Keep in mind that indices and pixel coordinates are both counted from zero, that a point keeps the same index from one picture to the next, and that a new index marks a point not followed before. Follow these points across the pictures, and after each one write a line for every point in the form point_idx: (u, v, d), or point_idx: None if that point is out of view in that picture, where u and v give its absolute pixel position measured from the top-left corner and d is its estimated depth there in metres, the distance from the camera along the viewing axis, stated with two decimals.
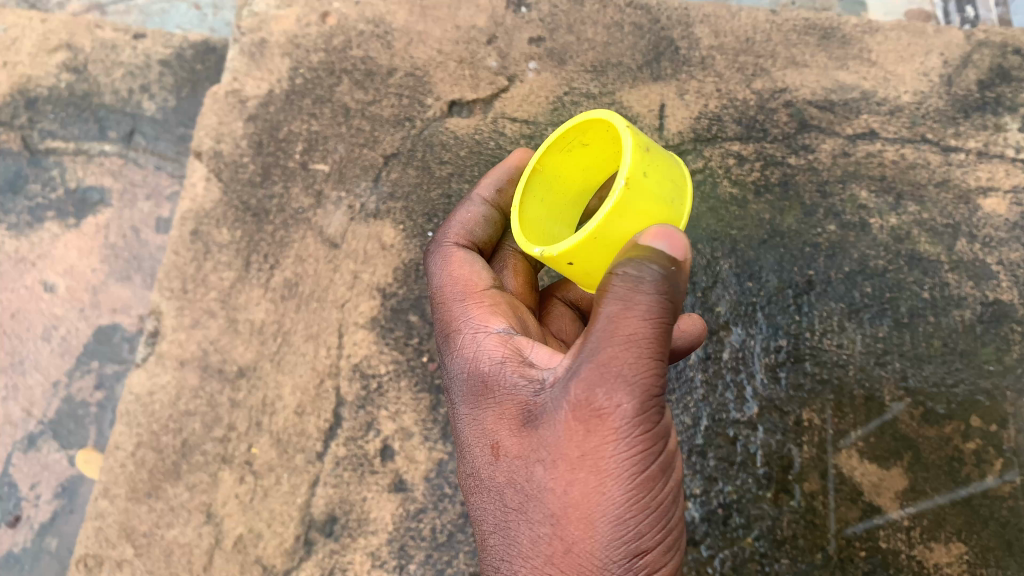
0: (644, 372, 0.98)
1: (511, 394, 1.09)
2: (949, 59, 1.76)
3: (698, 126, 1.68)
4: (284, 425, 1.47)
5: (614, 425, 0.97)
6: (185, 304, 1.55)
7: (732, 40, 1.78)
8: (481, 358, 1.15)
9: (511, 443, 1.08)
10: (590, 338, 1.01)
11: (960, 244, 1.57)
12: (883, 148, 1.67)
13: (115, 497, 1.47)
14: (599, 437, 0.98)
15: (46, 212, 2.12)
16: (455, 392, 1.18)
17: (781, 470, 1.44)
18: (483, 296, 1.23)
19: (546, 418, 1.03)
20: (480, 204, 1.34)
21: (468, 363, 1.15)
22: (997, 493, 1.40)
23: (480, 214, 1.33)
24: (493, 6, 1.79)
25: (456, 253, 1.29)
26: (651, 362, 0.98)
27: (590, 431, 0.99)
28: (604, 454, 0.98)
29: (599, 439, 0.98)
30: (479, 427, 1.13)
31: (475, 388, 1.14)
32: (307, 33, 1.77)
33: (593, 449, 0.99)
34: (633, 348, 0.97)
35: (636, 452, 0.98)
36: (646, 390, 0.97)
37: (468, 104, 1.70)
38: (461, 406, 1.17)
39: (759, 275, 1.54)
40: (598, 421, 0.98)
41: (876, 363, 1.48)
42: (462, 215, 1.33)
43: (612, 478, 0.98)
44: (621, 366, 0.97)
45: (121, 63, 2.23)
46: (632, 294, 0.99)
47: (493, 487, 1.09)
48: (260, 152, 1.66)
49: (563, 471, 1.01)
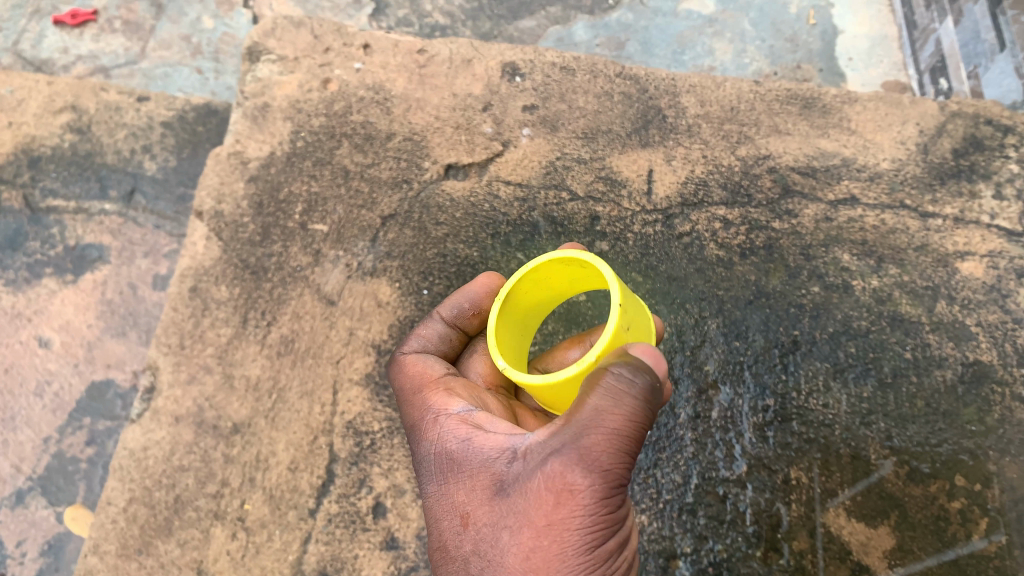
0: (617, 461, 1.03)
1: (482, 468, 1.14)
2: (925, 129, 1.84)
3: (685, 191, 1.74)
4: (277, 481, 1.47)
5: (578, 501, 1.02)
6: (181, 360, 1.57)
7: (717, 109, 1.86)
8: (453, 436, 1.20)
9: (479, 513, 1.12)
10: (573, 422, 1.05)
11: (940, 305, 1.62)
12: (863, 213, 1.73)
13: (105, 554, 1.47)
14: (568, 510, 1.02)
15: (44, 268, 2.14)
16: (423, 471, 1.23)
17: (770, 529, 1.45)
18: (440, 383, 1.31)
19: (516, 491, 1.08)
20: (439, 322, 1.40)
21: (440, 442, 1.21)
22: (983, 553, 1.42)
23: (436, 330, 1.40)
24: (489, 75, 1.88)
25: (413, 357, 1.37)
26: (621, 447, 1.03)
27: (556, 502, 1.03)
28: (571, 525, 1.02)
29: (562, 511, 1.02)
30: (449, 498, 1.16)
31: (444, 464, 1.19)
32: (308, 98, 1.83)
33: (553, 519, 1.03)
34: (614, 439, 1.03)
35: (591, 525, 1.03)
36: (609, 472, 1.02)
37: (464, 168, 1.76)
38: (429, 482, 1.21)
39: (745, 334, 1.58)
40: (566, 494, 1.02)
41: (862, 422, 1.51)
42: (422, 332, 1.41)
43: (573, 546, 1.03)
44: (598, 452, 1.02)
45: (124, 124, 2.31)
46: (619, 392, 1.05)
47: (461, 556, 1.12)
48: (260, 212, 1.70)
49: (538, 541, 1.04)
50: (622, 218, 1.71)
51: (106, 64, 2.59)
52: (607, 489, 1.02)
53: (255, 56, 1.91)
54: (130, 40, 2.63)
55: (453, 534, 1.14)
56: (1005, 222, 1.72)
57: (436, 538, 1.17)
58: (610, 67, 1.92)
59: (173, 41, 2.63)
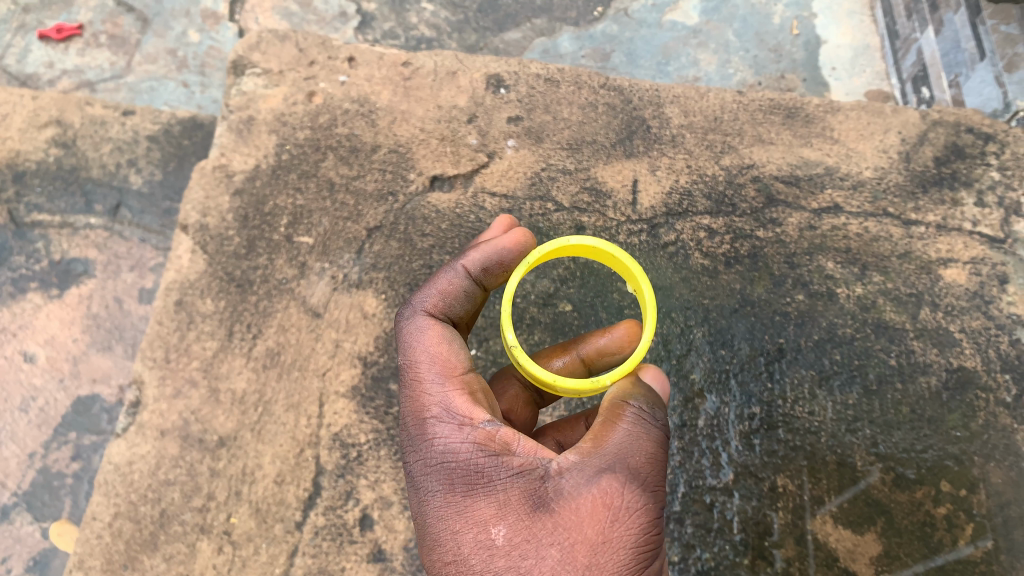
0: (657, 487, 1.11)
1: (515, 484, 1.11)
2: (907, 137, 1.86)
3: (670, 201, 1.75)
4: (264, 494, 1.47)
5: (635, 516, 1.06)
6: (167, 374, 1.57)
7: (701, 119, 1.88)
8: (468, 448, 1.14)
9: (516, 529, 1.07)
10: (614, 442, 1.11)
11: (923, 312, 1.63)
12: (847, 221, 1.74)
13: (90, 569, 1.45)
14: (622, 525, 1.05)
15: (29, 283, 2.14)
16: (428, 483, 1.15)
17: (757, 537, 1.46)
18: (462, 379, 1.21)
19: (564, 506, 1.07)
20: (464, 277, 1.29)
21: (454, 452, 1.14)
22: (969, 559, 1.43)
23: (462, 288, 1.29)
24: (473, 87, 1.89)
25: (435, 328, 1.25)
26: (658, 470, 1.12)
27: (610, 518, 1.05)
28: (624, 542, 1.05)
29: (616, 525, 1.05)
30: (469, 517, 1.10)
31: (462, 477, 1.13)
32: (293, 110, 1.84)
33: (606, 533, 1.05)
34: (654, 466, 1.11)
35: (641, 541, 1.06)
36: (655, 491, 1.10)
37: (450, 179, 1.76)
38: (439, 495, 1.13)
39: (731, 343, 1.58)
40: (622, 510, 1.06)
41: (848, 429, 1.51)
42: (443, 284, 1.29)
43: (625, 563, 1.04)
44: (642, 467, 1.10)
45: (110, 138, 2.30)
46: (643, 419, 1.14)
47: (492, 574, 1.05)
48: (245, 226, 1.70)
49: (588, 554, 1.04)
50: (608, 228, 1.71)
51: (91, 78, 2.59)
52: (653, 507, 1.08)
53: (240, 69, 1.91)
54: (116, 54, 2.63)
55: (479, 550, 1.08)
56: (987, 229, 1.73)
57: (450, 554, 1.09)
58: (594, 78, 1.93)
59: (158, 55, 2.63)
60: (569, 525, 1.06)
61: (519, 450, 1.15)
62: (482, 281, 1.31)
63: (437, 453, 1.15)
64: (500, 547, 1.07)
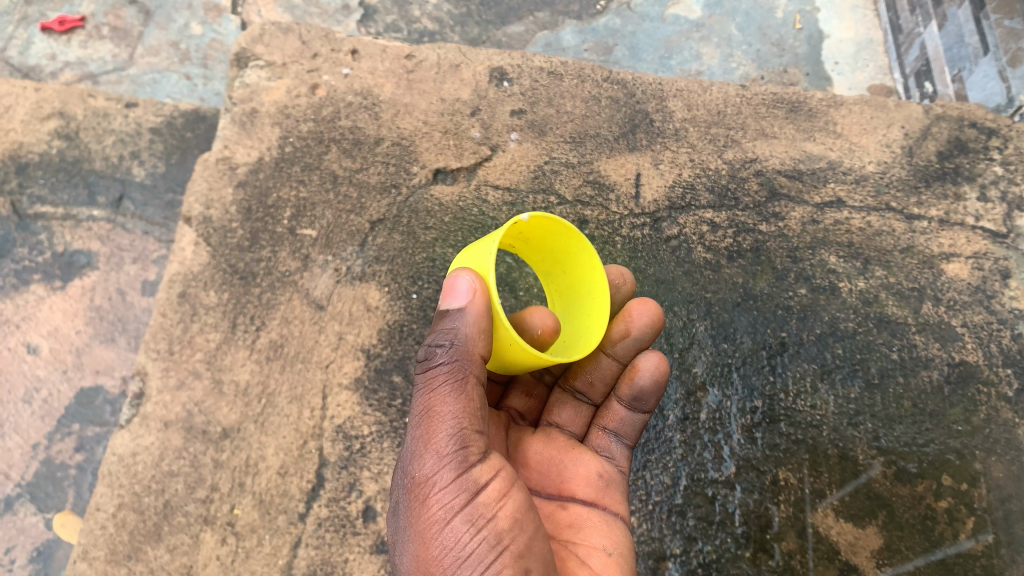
0: (435, 439, 1.11)
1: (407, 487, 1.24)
2: (910, 131, 1.87)
3: (673, 194, 1.75)
4: (267, 486, 1.47)
5: (424, 489, 1.10)
6: (170, 365, 1.56)
7: (704, 113, 1.88)
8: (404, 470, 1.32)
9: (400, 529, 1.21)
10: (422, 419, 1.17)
11: (926, 306, 1.63)
12: (849, 216, 1.74)
13: (94, 559, 1.45)
14: (421, 503, 1.11)
15: (32, 275, 2.14)
16: None
17: (759, 530, 1.45)
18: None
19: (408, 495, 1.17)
20: None
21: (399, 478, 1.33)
22: (970, 552, 1.43)
23: None
24: (477, 80, 1.89)
25: None
26: (439, 428, 1.12)
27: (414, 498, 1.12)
28: (431, 512, 1.09)
29: (417, 503, 1.11)
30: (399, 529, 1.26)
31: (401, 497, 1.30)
32: (297, 103, 1.84)
33: (416, 515, 1.11)
34: (436, 418, 1.13)
35: (445, 505, 1.09)
36: (434, 454, 1.11)
37: (453, 172, 1.76)
38: None
39: (733, 336, 1.59)
40: (417, 485, 1.12)
41: (849, 423, 1.52)
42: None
43: (436, 532, 1.09)
44: (428, 436, 1.12)
45: (112, 131, 2.31)
46: (433, 373, 1.16)
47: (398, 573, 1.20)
48: (249, 218, 1.70)
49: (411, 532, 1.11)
50: (611, 222, 1.71)
51: (93, 70, 2.58)
52: (450, 466, 1.10)
53: (243, 61, 1.91)
54: (118, 46, 2.62)
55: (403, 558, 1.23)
56: (989, 224, 1.74)
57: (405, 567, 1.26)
58: (597, 71, 1.94)
59: (161, 47, 2.63)
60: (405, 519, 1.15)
61: None
62: None
63: None
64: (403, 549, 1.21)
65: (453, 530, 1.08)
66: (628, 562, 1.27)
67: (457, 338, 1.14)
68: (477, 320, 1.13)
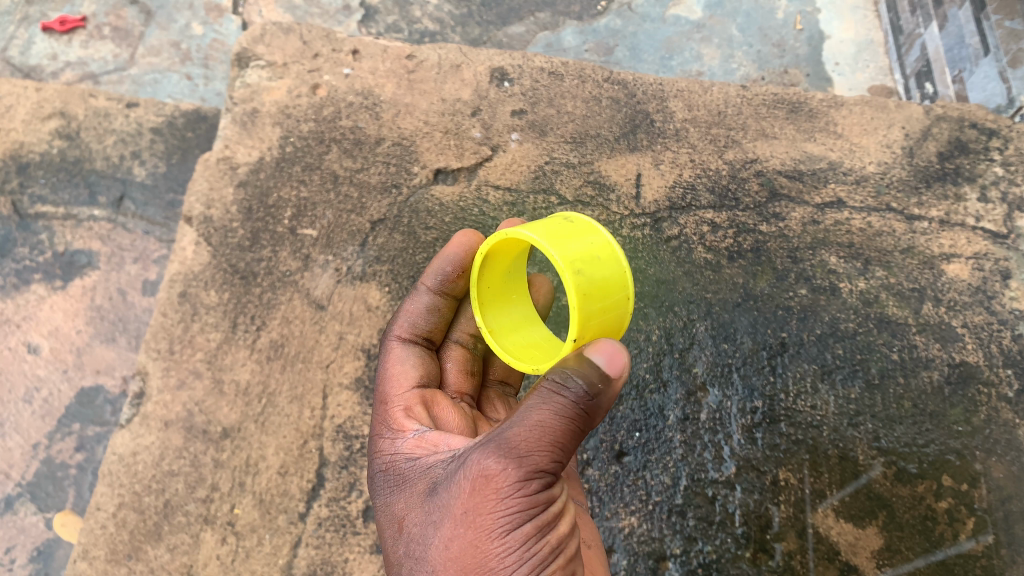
0: (534, 450, 1.02)
1: (425, 474, 1.14)
2: (911, 132, 1.87)
3: (673, 194, 1.75)
4: (267, 486, 1.47)
5: (497, 489, 1.01)
6: (171, 365, 1.57)
7: (704, 114, 1.89)
8: (399, 456, 1.21)
9: (417, 514, 1.11)
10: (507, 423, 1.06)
11: (926, 307, 1.63)
12: (850, 216, 1.74)
13: (93, 559, 1.45)
14: (484, 502, 1.02)
15: (33, 274, 2.14)
16: (375, 487, 1.23)
17: (759, 530, 1.45)
18: (405, 395, 1.29)
19: (448, 484, 1.08)
20: (425, 295, 1.37)
21: (389, 460, 1.21)
22: (970, 553, 1.43)
23: (424, 305, 1.37)
24: (477, 80, 1.90)
25: (396, 351, 1.35)
26: (546, 444, 1.02)
27: (477, 494, 1.02)
28: (494, 515, 1.02)
29: (483, 503, 1.02)
30: (391, 511, 1.16)
31: (392, 477, 1.19)
32: (298, 103, 1.84)
33: (475, 512, 1.02)
34: (539, 431, 1.02)
35: (517, 519, 1.02)
36: (525, 463, 1.02)
37: (453, 172, 1.76)
38: (378, 496, 1.21)
39: (734, 337, 1.59)
40: (487, 483, 1.02)
41: (850, 423, 1.52)
42: (409, 307, 1.38)
43: (494, 536, 1.02)
44: (520, 443, 1.02)
45: (113, 130, 2.32)
46: (557, 393, 1.03)
47: (399, 557, 1.11)
48: (250, 218, 1.70)
49: (461, 526, 1.04)
50: (611, 223, 1.72)
51: (95, 70, 2.59)
52: (538, 480, 1.03)
53: (244, 61, 1.91)
54: (119, 46, 2.63)
55: (394, 541, 1.13)
56: (989, 224, 1.74)
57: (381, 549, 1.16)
58: (597, 72, 1.94)
59: (162, 47, 2.64)
60: (451, 502, 1.06)
61: (440, 446, 1.18)
62: (446, 292, 1.38)
63: (380, 464, 1.24)
64: (408, 531, 1.11)
65: (515, 546, 1.02)
66: (606, 558, 1.27)
67: (598, 376, 1.04)
68: (615, 384, 1.06)
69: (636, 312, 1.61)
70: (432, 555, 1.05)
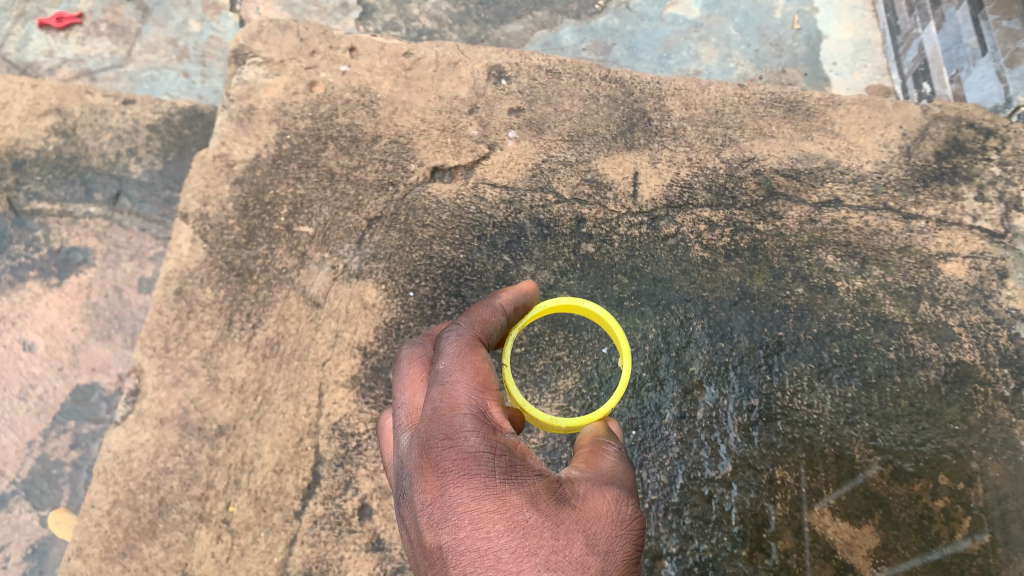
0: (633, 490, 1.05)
1: (527, 469, 0.95)
2: (908, 131, 1.87)
3: (670, 193, 1.75)
4: (262, 484, 1.46)
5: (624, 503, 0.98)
6: (166, 363, 1.56)
7: (702, 112, 1.88)
8: (482, 445, 0.94)
9: (523, 510, 0.89)
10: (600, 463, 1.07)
11: (923, 306, 1.63)
12: (847, 215, 1.74)
13: (87, 557, 1.44)
14: (587, 514, 0.93)
15: (29, 272, 2.15)
16: (443, 472, 0.92)
17: (755, 529, 1.45)
18: None
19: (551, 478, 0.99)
20: (501, 311, 1.21)
21: (474, 446, 0.93)
22: (967, 552, 1.43)
23: (497, 320, 1.19)
24: (474, 78, 1.90)
25: None
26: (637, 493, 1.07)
27: (581, 500, 0.96)
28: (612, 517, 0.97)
29: (589, 517, 0.93)
30: (479, 504, 0.89)
31: (479, 466, 0.92)
32: (295, 100, 1.84)
33: (573, 519, 0.91)
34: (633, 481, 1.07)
35: None
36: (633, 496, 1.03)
37: (450, 170, 1.76)
38: (452, 484, 0.90)
39: (730, 335, 1.58)
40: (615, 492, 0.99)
41: (846, 422, 1.52)
42: (484, 312, 1.19)
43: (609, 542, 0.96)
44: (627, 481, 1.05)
45: (110, 127, 2.31)
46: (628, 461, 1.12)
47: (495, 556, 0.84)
48: (246, 215, 1.69)
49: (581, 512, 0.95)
50: (609, 220, 1.71)
51: (92, 67, 2.58)
52: None
53: (241, 58, 1.91)
54: (116, 43, 2.62)
55: (478, 539, 0.85)
56: (987, 223, 1.74)
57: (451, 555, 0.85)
58: (595, 70, 1.94)
59: (159, 45, 2.63)
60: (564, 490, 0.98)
61: None
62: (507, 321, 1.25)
63: (455, 449, 0.93)
64: (505, 532, 0.86)
65: None
66: None
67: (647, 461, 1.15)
68: None
69: (633, 310, 1.60)
70: (554, 556, 0.85)
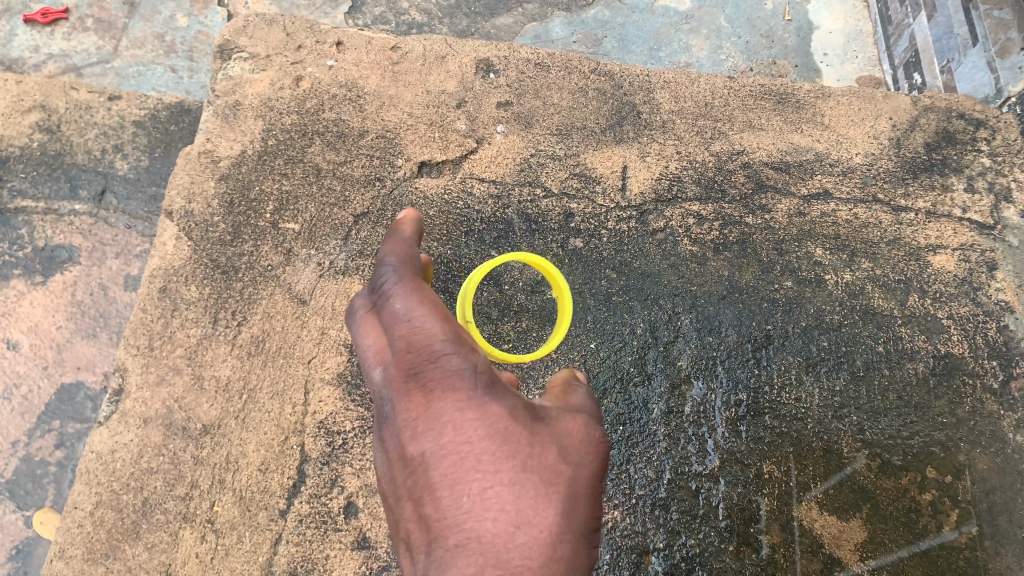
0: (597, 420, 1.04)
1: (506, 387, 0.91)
2: (898, 123, 1.86)
3: (659, 186, 1.74)
4: (247, 482, 1.43)
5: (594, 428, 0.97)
6: (150, 362, 1.52)
7: (691, 105, 1.87)
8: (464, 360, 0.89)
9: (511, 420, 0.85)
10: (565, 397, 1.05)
11: (912, 299, 1.62)
12: (836, 208, 1.73)
13: (70, 559, 1.39)
14: (562, 431, 0.90)
15: (13, 270, 2.14)
16: (426, 387, 0.86)
17: (743, 524, 1.43)
18: None
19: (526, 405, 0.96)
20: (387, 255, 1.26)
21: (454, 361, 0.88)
22: (954, 544, 1.42)
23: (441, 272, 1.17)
24: (462, 72, 1.89)
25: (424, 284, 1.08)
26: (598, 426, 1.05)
27: (554, 418, 0.92)
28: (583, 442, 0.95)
29: (564, 433, 0.89)
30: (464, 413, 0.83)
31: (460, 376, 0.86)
32: (280, 95, 1.82)
33: (552, 433, 0.87)
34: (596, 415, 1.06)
35: None
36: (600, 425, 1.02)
37: (438, 165, 1.76)
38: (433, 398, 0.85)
39: (718, 330, 1.57)
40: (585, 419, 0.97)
41: (834, 416, 1.51)
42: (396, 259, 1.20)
43: None
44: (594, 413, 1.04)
45: (95, 124, 2.30)
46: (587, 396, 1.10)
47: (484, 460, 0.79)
48: (231, 212, 1.67)
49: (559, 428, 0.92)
50: (596, 215, 1.70)
51: (78, 63, 2.56)
52: None
53: (227, 54, 1.88)
54: (102, 39, 2.60)
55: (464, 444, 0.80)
56: (976, 215, 1.73)
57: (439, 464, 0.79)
58: (584, 63, 1.93)
59: (145, 39, 2.62)
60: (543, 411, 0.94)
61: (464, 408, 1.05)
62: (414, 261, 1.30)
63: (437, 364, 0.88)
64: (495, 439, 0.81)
65: None
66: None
67: None
68: None
69: (621, 305, 1.59)
70: (541, 465, 0.82)
